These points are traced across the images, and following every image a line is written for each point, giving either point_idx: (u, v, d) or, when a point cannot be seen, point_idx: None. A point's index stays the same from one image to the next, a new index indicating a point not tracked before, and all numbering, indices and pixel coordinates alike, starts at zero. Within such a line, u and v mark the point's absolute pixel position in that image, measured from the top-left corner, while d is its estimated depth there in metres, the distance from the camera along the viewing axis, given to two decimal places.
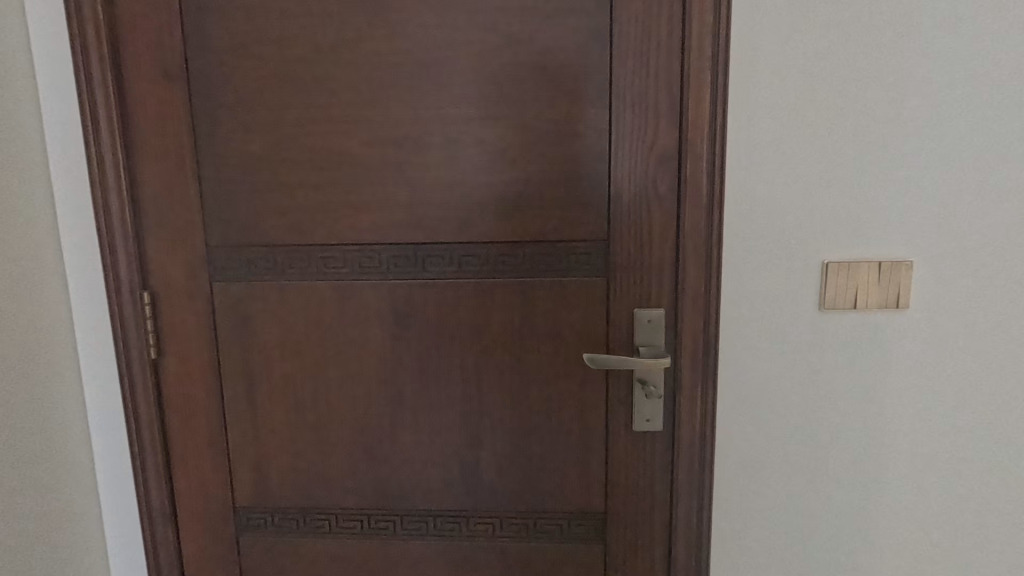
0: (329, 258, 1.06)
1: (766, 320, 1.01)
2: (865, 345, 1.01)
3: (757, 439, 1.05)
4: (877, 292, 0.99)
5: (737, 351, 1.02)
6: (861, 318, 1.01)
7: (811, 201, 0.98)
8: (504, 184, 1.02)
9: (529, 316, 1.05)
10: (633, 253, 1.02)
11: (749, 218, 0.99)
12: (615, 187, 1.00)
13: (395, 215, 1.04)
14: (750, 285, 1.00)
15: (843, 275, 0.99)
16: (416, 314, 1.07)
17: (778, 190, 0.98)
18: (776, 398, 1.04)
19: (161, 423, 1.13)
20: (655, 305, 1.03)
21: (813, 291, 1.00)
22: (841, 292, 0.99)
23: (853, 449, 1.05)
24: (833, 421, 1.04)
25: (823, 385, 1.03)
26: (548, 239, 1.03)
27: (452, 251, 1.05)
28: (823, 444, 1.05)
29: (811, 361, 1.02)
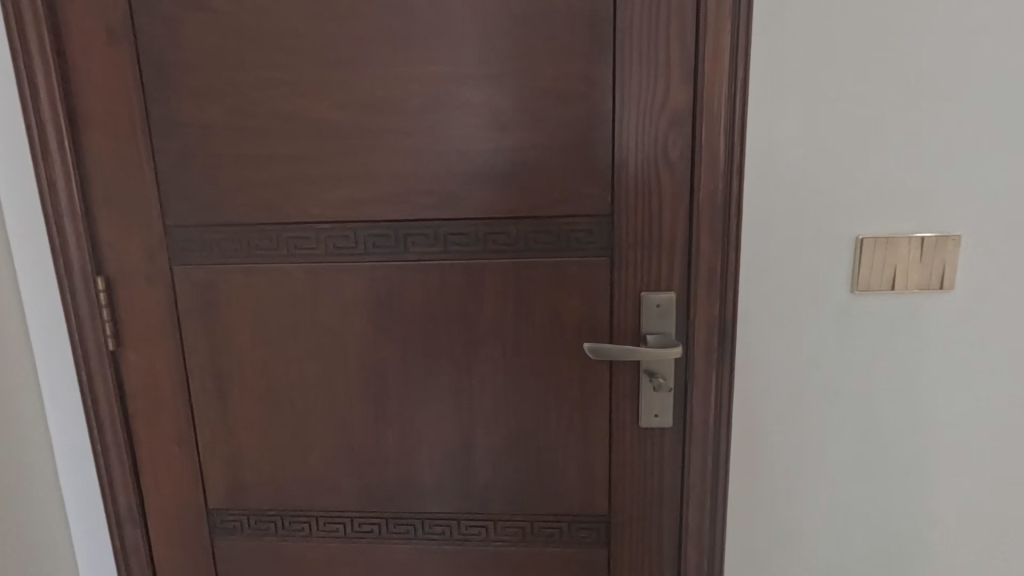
0: (300, 238, 0.95)
1: (790, 305, 0.90)
2: (903, 331, 0.90)
3: (779, 436, 0.95)
4: (918, 272, 0.87)
5: (758, 338, 0.91)
6: (899, 302, 0.89)
7: (844, 168, 0.86)
8: (495, 153, 0.91)
9: (525, 301, 0.94)
10: (641, 229, 0.90)
11: (773, 188, 0.87)
12: (621, 153, 0.88)
13: (372, 189, 0.92)
14: (772, 264, 0.89)
15: (879, 254, 0.87)
16: (398, 299, 0.96)
17: (808, 156, 0.86)
18: (800, 391, 0.93)
19: (126, 421, 1.04)
20: (664, 287, 0.92)
21: (845, 271, 0.89)
22: (876, 273, 0.88)
23: (887, 446, 0.94)
24: (863, 418, 0.93)
25: (854, 378, 0.92)
26: (545, 214, 0.91)
27: (436, 230, 0.93)
28: (854, 443, 0.94)
29: (840, 350, 0.91)
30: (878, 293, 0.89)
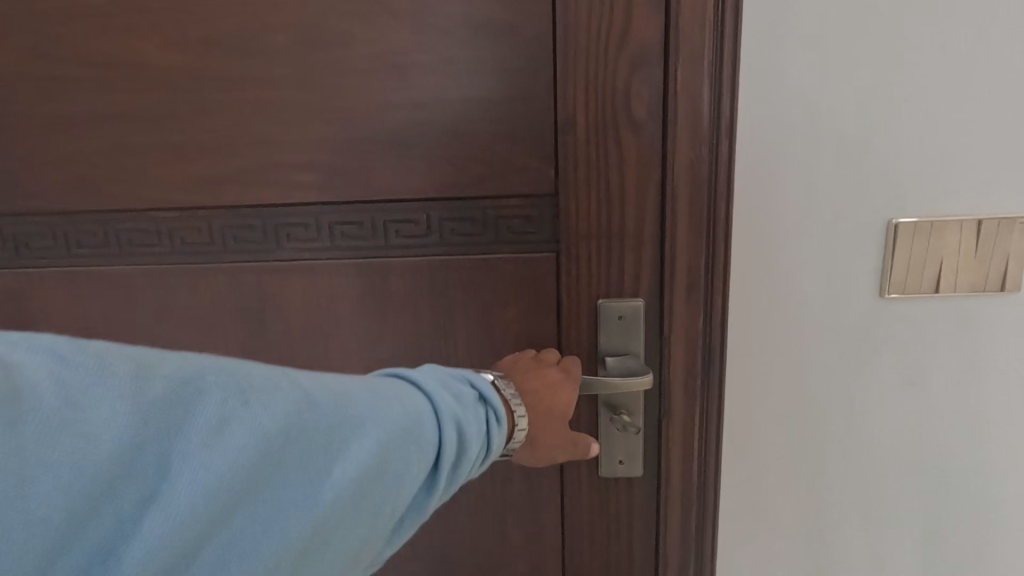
0: (135, 230, 0.69)
1: (795, 314, 0.67)
2: (945, 347, 0.68)
3: (780, 481, 0.73)
4: (971, 269, 0.65)
5: (753, 356, 0.69)
6: (943, 307, 0.67)
7: (875, 126, 0.62)
8: (393, 109, 0.64)
9: (445, 313, 0.69)
10: (596, 213, 0.65)
11: (775, 156, 0.63)
12: (567, 108, 0.63)
13: (227, 162, 0.67)
14: (774, 259, 0.66)
15: (920, 244, 0.64)
16: (273, 312, 0.71)
17: (824, 110, 0.61)
18: (808, 425, 0.71)
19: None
20: (629, 293, 0.68)
21: (871, 268, 0.66)
22: (916, 270, 0.65)
23: (918, 492, 0.73)
24: (890, 458, 0.72)
25: (881, 406, 0.70)
26: (466, 195, 0.66)
27: (319, 217, 0.68)
28: (878, 487, 0.73)
29: (862, 372, 0.69)
30: (916, 297, 0.66)
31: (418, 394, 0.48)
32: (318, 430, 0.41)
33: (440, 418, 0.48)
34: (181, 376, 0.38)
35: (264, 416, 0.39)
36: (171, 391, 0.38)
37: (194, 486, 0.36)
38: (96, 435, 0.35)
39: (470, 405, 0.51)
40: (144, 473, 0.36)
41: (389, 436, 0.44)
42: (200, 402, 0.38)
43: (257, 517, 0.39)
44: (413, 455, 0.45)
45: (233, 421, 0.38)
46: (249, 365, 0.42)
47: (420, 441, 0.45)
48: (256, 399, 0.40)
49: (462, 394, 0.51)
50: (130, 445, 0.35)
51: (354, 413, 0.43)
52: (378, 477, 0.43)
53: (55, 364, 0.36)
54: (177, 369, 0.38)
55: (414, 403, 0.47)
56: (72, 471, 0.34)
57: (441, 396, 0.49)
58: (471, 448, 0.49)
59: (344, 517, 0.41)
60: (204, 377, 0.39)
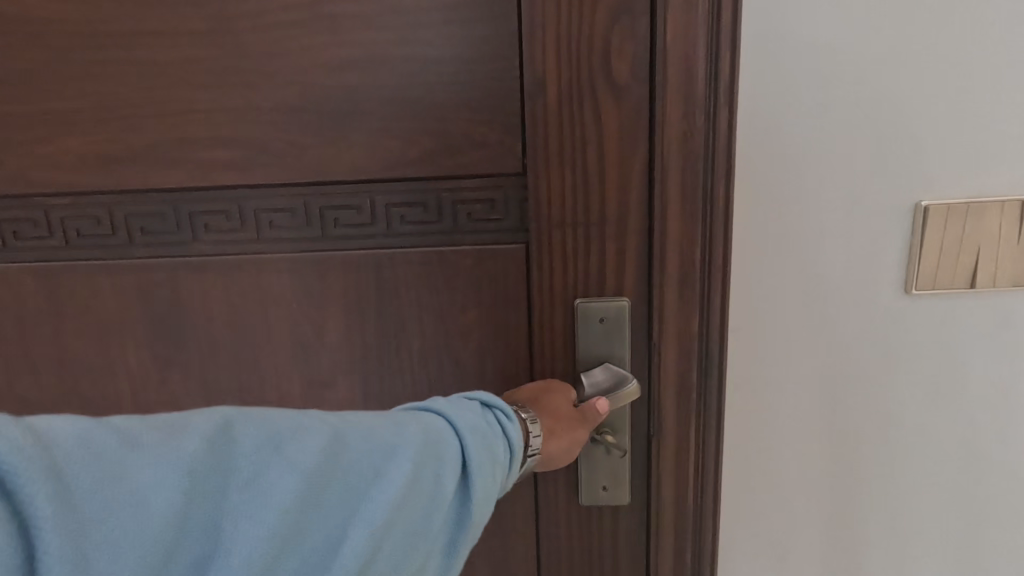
0: (20, 221, 0.58)
1: (807, 312, 0.58)
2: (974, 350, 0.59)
3: (791, 501, 0.64)
4: (1012, 257, 0.56)
5: (757, 363, 0.60)
6: (978, 301, 0.58)
7: (900, 92, 0.53)
8: (326, 72, 0.53)
9: (396, 317, 0.59)
10: (572, 198, 0.54)
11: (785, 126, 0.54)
12: (535, 69, 0.52)
13: (126, 137, 0.55)
14: (779, 251, 0.57)
15: (956, 228, 0.56)
16: (190, 317, 0.59)
17: (841, 71, 0.52)
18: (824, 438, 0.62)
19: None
20: (612, 292, 0.57)
21: (893, 260, 0.57)
22: (952, 259, 0.56)
23: (942, 515, 0.64)
24: (915, 475, 0.63)
25: (907, 417, 0.61)
26: (416, 176, 0.55)
27: (242, 204, 0.57)
28: (902, 508, 0.64)
29: (882, 381, 0.60)
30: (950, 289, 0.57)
31: (429, 414, 0.43)
32: (357, 463, 0.39)
33: (460, 428, 0.42)
34: (212, 429, 0.36)
35: (297, 457, 0.37)
36: (209, 444, 0.35)
37: (254, 536, 0.34)
38: (147, 499, 0.32)
39: (480, 420, 0.44)
40: (201, 535, 0.34)
41: (423, 458, 0.40)
42: (237, 452, 0.36)
43: (309, 563, 0.36)
44: (450, 476, 0.41)
45: (272, 467, 0.36)
46: (271, 408, 0.39)
47: (438, 461, 0.41)
48: (283, 443, 0.37)
49: (472, 405, 0.45)
50: (181, 509, 0.33)
51: (371, 443, 0.40)
52: (414, 508, 0.39)
53: (93, 432, 0.33)
54: (207, 420, 0.36)
55: (431, 420, 0.42)
56: (136, 539, 0.31)
57: (452, 410, 0.44)
58: (500, 453, 0.43)
59: (394, 553, 0.38)
60: (234, 425, 0.37)
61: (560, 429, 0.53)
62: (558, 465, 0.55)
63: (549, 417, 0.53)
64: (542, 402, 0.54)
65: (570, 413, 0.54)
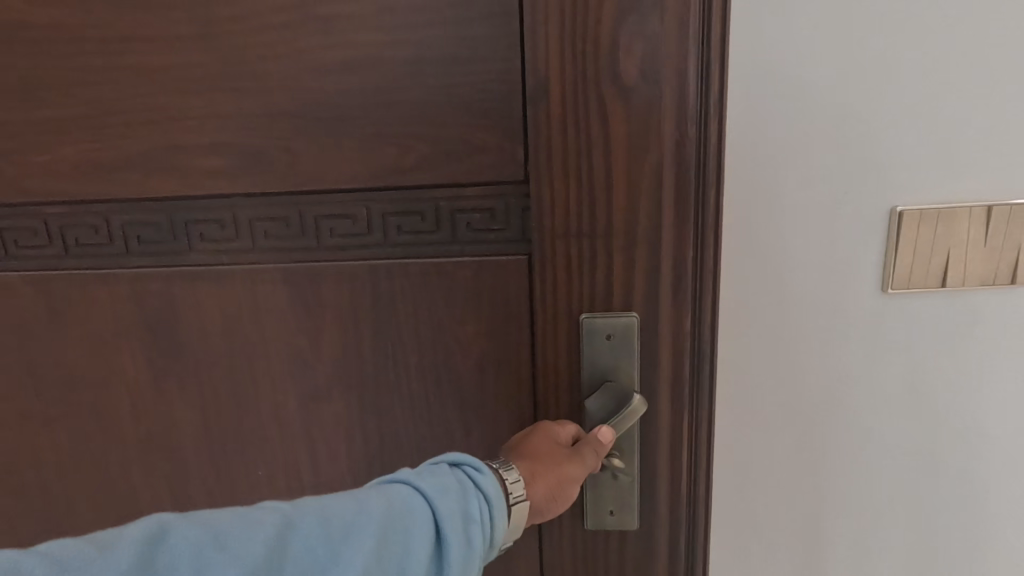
0: (20, 229, 0.58)
1: (783, 314, 0.59)
2: (961, 345, 0.59)
3: (777, 498, 0.65)
4: (981, 258, 0.56)
5: (749, 359, 0.61)
6: (949, 303, 0.58)
7: (887, 93, 0.53)
8: (321, 76, 0.51)
9: (392, 330, 0.56)
10: (576, 207, 0.51)
11: (760, 134, 0.54)
12: (536, 70, 0.48)
13: (120, 145, 0.54)
14: (770, 247, 0.57)
15: (929, 232, 0.56)
16: (185, 327, 0.58)
17: (816, 79, 0.53)
18: (799, 436, 0.63)
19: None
20: (619, 307, 0.53)
21: (882, 258, 0.57)
22: (923, 259, 0.56)
23: (931, 506, 0.64)
24: (903, 470, 0.63)
25: (886, 419, 0.61)
26: (414, 183, 0.53)
27: (236, 213, 0.55)
28: (885, 507, 0.64)
29: (872, 378, 0.60)
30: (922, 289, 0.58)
31: (397, 484, 0.40)
32: (310, 548, 0.36)
33: (427, 496, 0.39)
34: (148, 535, 0.34)
35: (246, 552, 0.35)
36: (144, 553, 0.33)
37: None
38: None
39: (452, 486, 0.40)
40: None
41: (389, 532, 0.37)
42: (173, 557, 0.34)
43: None
44: (422, 547, 0.38)
45: (215, 568, 0.34)
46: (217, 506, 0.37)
47: (406, 535, 0.38)
48: (229, 538, 0.35)
49: (442, 469, 0.41)
50: None
51: (331, 525, 0.37)
52: None
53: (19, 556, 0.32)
54: (142, 526, 0.34)
55: (396, 488, 0.40)
56: None
57: (420, 479, 0.40)
58: (474, 517, 0.40)
59: None
60: (167, 527, 0.35)
61: (549, 471, 0.46)
62: (558, 514, 0.47)
63: (532, 460, 0.47)
64: (524, 448, 0.48)
65: (557, 453, 0.48)
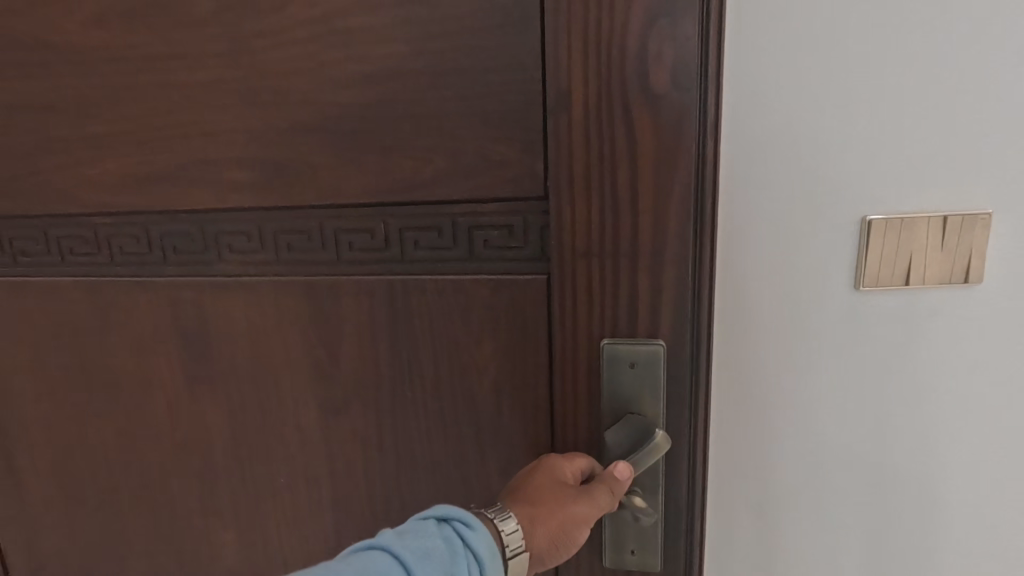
0: (74, 238, 0.61)
1: (738, 327, 0.54)
2: (949, 355, 0.52)
3: (773, 522, 0.58)
4: (940, 263, 0.51)
5: (741, 362, 0.55)
6: (918, 314, 0.52)
7: (875, 71, 0.48)
8: (343, 89, 0.51)
9: (406, 345, 0.55)
10: (597, 225, 0.47)
11: (743, 113, 0.50)
12: (559, 79, 0.45)
13: (159, 160, 0.56)
14: (756, 237, 0.52)
15: (892, 236, 0.50)
16: (211, 333, 0.60)
17: (794, 54, 0.48)
18: (764, 463, 0.57)
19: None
20: (644, 334, 0.49)
21: (863, 254, 0.51)
22: (884, 265, 0.51)
23: (940, 536, 0.57)
24: (908, 494, 0.56)
25: (856, 444, 0.55)
26: (432, 199, 0.51)
27: (259, 225, 0.56)
28: (889, 535, 0.57)
29: (864, 387, 0.54)
30: (887, 298, 0.52)
31: (380, 554, 0.37)
32: None
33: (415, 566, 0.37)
34: None
35: None
36: None
37: None
38: None
39: (440, 551, 0.38)
40: None
41: None
42: None
43: None
44: None
45: None
46: None
47: None
48: None
49: (429, 530, 0.39)
50: None
51: None
52: None
53: None
54: None
55: (378, 558, 0.37)
56: None
57: (406, 545, 0.38)
58: None
59: None
60: None
61: (558, 519, 0.43)
62: (569, 556, 0.45)
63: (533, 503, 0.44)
64: (528, 492, 0.44)
65: (561, 495, 0.44)
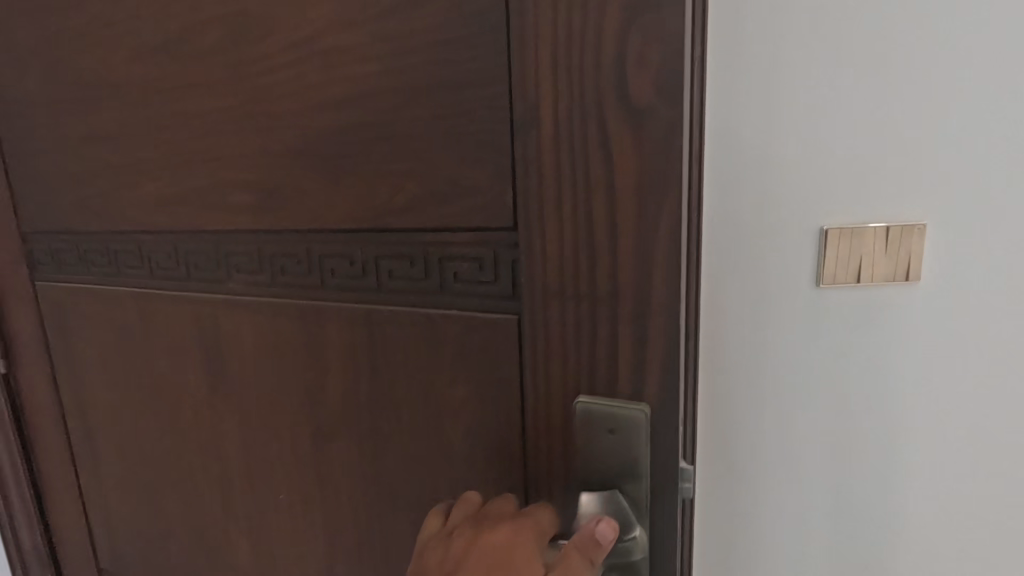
0: (127, 253, 0.68)
1: (747, 305, 0.90)
2: (874, 317, 0.89)
3: (768, 418, 0.94)
4: (885, 262, 0.86)
5: (744, 317, 0.90)
6: (860, 292, 0.88)
7: (832, 153, 0.83)
8: (323, 111, 0.49)
9: (383, 377, 0.52)
10: (569, 262, 0.40)
11: (753, 172, 0.85)
12: (526, 94, 0.39)
13: (181, 184, 0.60)
14: (758, 244, 0.88)
15: (845, 245, 0.86)
16: (224, 345, 0.63)
17: (773, 140, 0.84)
18: (765, 381, 0.92)
19: (28, 463, 0.90)
20: (624, 395, 0.40)
21: (822, 257, 0.87)
22: (841, 264, 0.86)
23: (874, 429, 0.93)
24: (855, 403, 0.92)
25: (823, 373, 0.91)
26: (405, 226, 0.48)
27: (257, 246, 0.57)
28: (842, 427, 0.93)
29: (825, 334, 0.90)
30: (839, 285, 0.88)
31: None
32: None
33: None
34: None
35: None
36: None
37: None
38: None
39: None
40: None
41: None
42: None
43: None
44: None
45: None
46: None
47: None
48: None
49: None
50: None
51: None
52: None
53: None
54: None
55: None
56: None
57: None
58: None
59: None
60: None
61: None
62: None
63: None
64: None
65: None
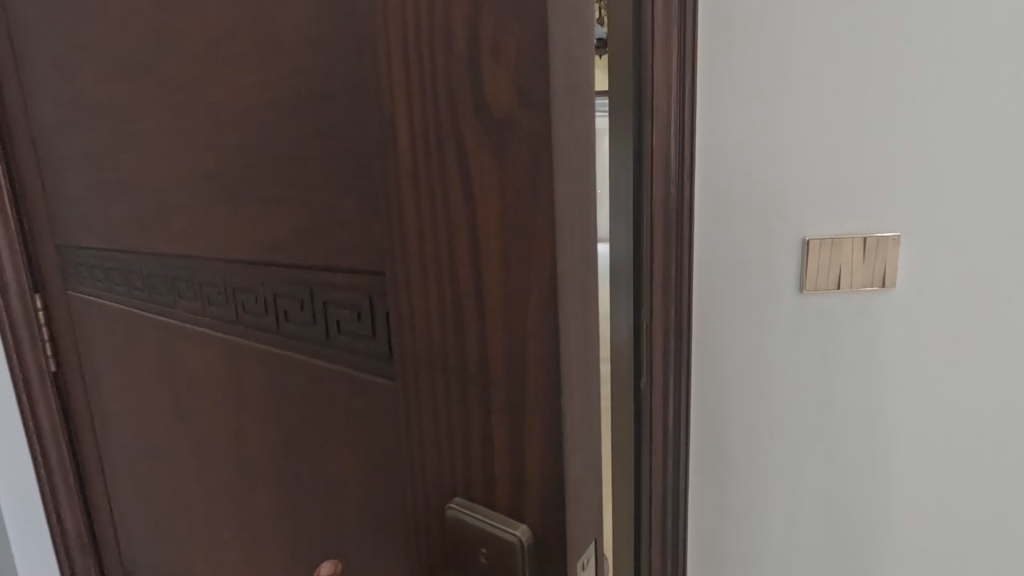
0: (114, 271, 0.69)
1: (707, 319, 0.78)
2: (860, 336, 0.76)
3: (740, 447, 0.81)
4: (865, 271, 0.74)
5: (717, 334, 0.78)
6: (847, 306, 0.76)
7: (818, 152, 0.72)
8: (226, 133, 0.43)
9: (287, 429, 0.46)
10: (432, 325, 0.30)
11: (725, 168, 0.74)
12: (383, 109, 0.30)
13: (140, 207, 0.58)
14: (728, 249, 0.76)
15: (826, 254, 0.74)
16: (177, 370, 0.61)
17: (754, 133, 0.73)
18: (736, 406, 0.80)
19: (75, 457, 0.97)
20: (501, 510, 0.30)
21: (797, 265, 0.75)
22: (821, 273, 0.75)
23: (864, 465, 0.80)
24: (841, 435, 0.80)
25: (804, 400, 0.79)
26: (297, 265, 0.41)
27: (191, 272, 0.54)
28: (825, 462, 0.81)
29: (809, 354, 0.78)
30: (824, 297, 0.76)
31: None
32: None
33: None
34: None
35: None
36: None
37: None
38: None
39: None
40: None
41: None
42: None
43: None
44: None
45: None
46: None
47: None
48: None
49: None
50: None
51: None
52: None
53: None
54: None
55: None
56: None
57: None
58: None
59: None
60: None
61: None
62: None
63: None
64: None
65: None
